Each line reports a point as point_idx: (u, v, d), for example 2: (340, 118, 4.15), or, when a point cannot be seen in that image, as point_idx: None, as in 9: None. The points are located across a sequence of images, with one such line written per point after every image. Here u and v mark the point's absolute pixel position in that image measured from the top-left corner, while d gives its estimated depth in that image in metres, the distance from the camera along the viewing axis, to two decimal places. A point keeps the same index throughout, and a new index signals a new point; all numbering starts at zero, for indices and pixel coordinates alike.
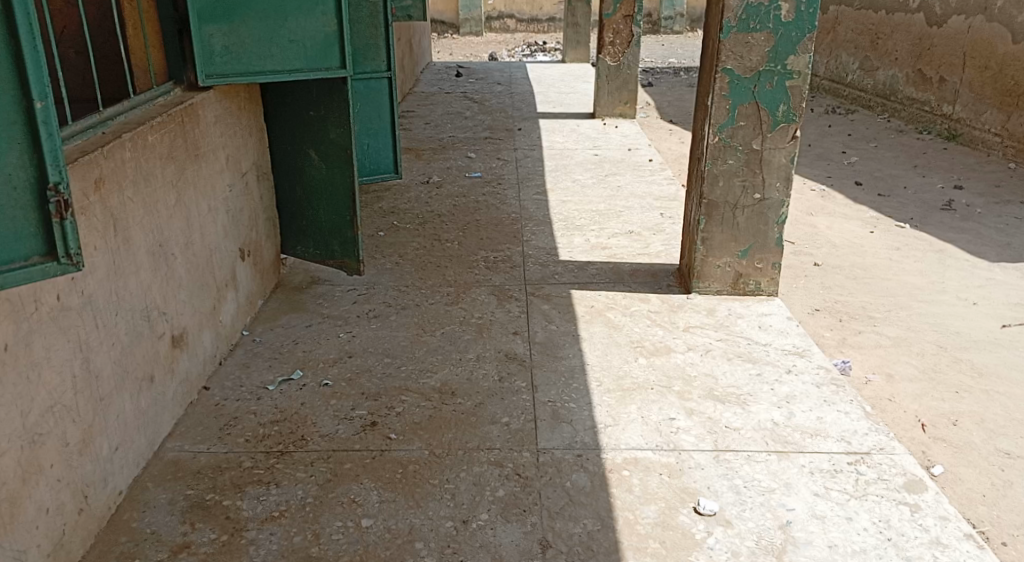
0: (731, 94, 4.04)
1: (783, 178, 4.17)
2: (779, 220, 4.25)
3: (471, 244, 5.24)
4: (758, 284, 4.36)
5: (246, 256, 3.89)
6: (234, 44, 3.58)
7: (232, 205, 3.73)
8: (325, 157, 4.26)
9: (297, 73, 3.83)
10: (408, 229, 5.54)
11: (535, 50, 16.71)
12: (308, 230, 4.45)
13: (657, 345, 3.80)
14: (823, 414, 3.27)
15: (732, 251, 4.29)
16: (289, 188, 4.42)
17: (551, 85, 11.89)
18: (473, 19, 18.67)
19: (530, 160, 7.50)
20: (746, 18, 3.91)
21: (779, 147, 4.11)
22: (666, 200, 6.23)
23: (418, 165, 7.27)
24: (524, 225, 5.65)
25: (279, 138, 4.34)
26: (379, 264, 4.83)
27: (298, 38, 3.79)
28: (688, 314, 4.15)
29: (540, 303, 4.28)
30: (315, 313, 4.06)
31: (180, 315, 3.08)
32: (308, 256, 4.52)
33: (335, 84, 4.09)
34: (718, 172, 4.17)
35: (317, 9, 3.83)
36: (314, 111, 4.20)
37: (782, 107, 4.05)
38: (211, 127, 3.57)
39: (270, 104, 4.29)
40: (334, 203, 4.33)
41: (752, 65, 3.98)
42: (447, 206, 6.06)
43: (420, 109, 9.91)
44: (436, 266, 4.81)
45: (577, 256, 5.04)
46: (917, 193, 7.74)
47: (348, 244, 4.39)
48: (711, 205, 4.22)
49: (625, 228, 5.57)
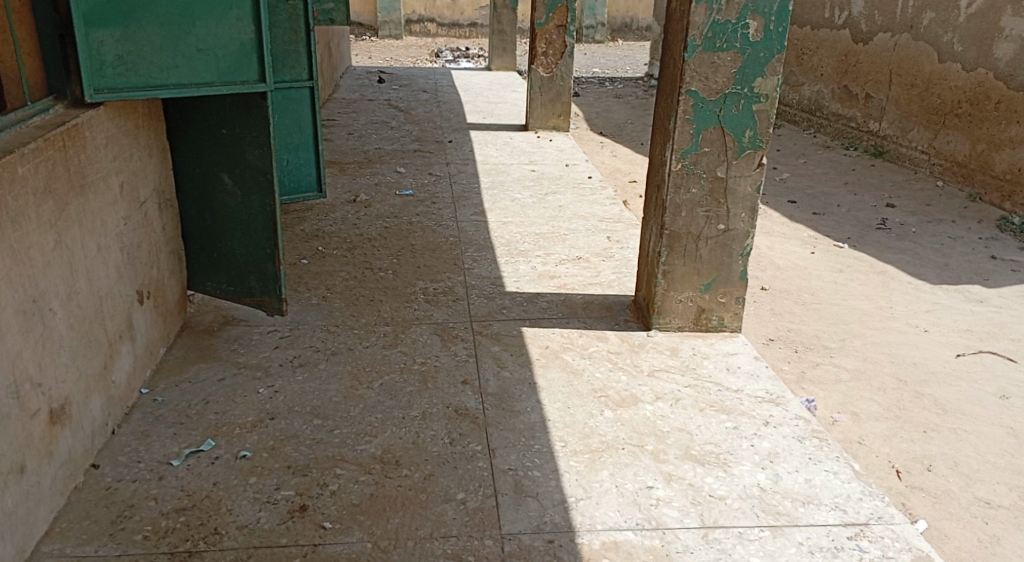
0: (695, 118, 3.69)
1: (749, 208, 3.84)
2: (744, 252, 3.91)
3: (406, 274, 4.80)
4: (721, 319, 4.01)
5: (146, 297, 3.48)
6: (130, 53, 3.11)
7: (129, 240, 3.32)
8: (240, 183, 3.76)
9: (206, 87, 3.36)
10: (335, 256, 5.06)
11: (457, 56, 16.28)
12: (223, 264, 3.94)
13: (623, 395, 3.39)
14: (811, 475, 2.93)
15: (694, 284, 3.93)
16: (199, 216, 3.90)
17: (478, 94, 11.51)
18: (390, 23, 18.15)
19: (463, 176, 7.08)
20: (712, 36, 3.57)
21: (745, 176, 3.78)
22: (610, 221, 5.91)
23: (342, 181, 6.76)
24: (463, 250, 5.23)
25: (188, 159, 3.82)
26: (304, 300, 4.35)
27: (207, 46, 3.32)
28: (650, 355, 3.77)
29: (489, 345, 3.88)
30: (230, 363, 3.64)
31: (59, 384, 2.69)
32: (220, 292, 4.01)
33: (252, 100, 3.60)
34: (681, 201, 3.81)
35: (230, 14, 3.36)
36: (228, 130, 3.69)
37: (747, 132, 3.73)
38: (102, 153, 3.14)
39: (179, 121, 3.78)
40: (252, 235, 3.83)
41: (717, 87, 3.65)
42: (377, 229, 5.60)
43: (343, 117, 9.38)
44: (370, 301, 4.37)
45: (524, 286, 4.66)
46: (851, 211, 7.56)
47: (268, 280, 3.91)
48: (672, 237, 3.86)
49: (571, 254, 5.21)
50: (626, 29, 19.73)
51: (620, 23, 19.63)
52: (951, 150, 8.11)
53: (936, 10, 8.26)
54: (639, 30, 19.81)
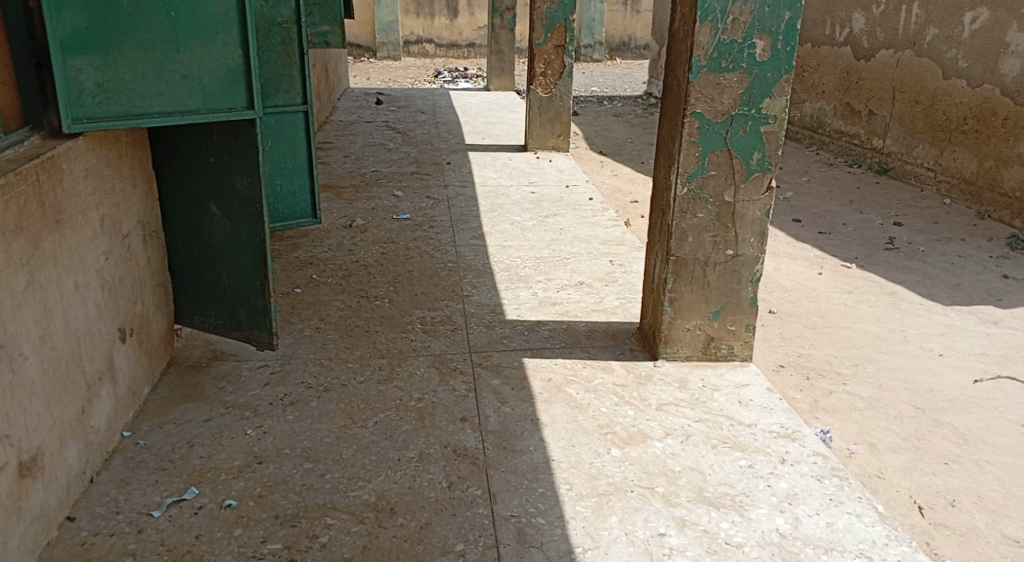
0: (701, 140, 3.54)
1: (758, 232, 3.68)
2: (754, 278, 3.75)
3: (403, 302, 4.65)
4: (730, 348, 3.84)
5: (130, 334, 3.32)
6: (111, 81, 2.98)
7: (110, 275, 3.16)
8: (228, 213, 3.61)
9: (192, 114, 3.22)
10: (330, 284, 4.91)
11: (455, 77, 16.22)
12: (210, 298, 3.78)
13: (630, 432, 3.22)
14: (832, 518, 2.75)
15: (702, 312, 3.77)
16: (186, 247, 3.75)
17: (476, 114, 11.39)
18: (388, 44, 18.11)
19: (461, 198, 6.94)
20: (718, 57, 3.42)
21: (753, 200, 3.63)
22: (613, 244, 5.76)
23: (338, 205, 6.62)
24: (461, 276, 5.08)
25: (174, 189, 3.67)
26: (296, 332, 4.19)
27: (192, 73, 3.18)
28: (658, 387, 3.60)
29: (489, 378, 3.72)
30: (217, 402, 3.47)
31: (30, 433, 2.54)
32: (208, 326, 3.85)
33: (240, 127, 3.45)
34: (687, 226, 3.65)
35: (216, 39, 3.22)
36: (215, 159, 3.54)
37: (755, 155, 3.57)
38: (81, 185, 2.99)
39: (164, 149, 3.63)
40: (240, 267, 3.67)
41: (723, 108, 3.50)
42: (373, 255, 5.44)
43: (339, 139, 9.27)
44: (365, 332, 4.20)
45: (525, 314, 4.50)
46: (858, 230, 7.42)
47: (258, 313, 3.73)
48: (679, 263, 3.70)
49: (573, 279, 5.06)
50: (624, 48, 19.70)
51: (618, 42, 19.60)
52: (957, 167, 7.97)
53: (940, 26, 8.15)
54: (637, 49, 19.78)
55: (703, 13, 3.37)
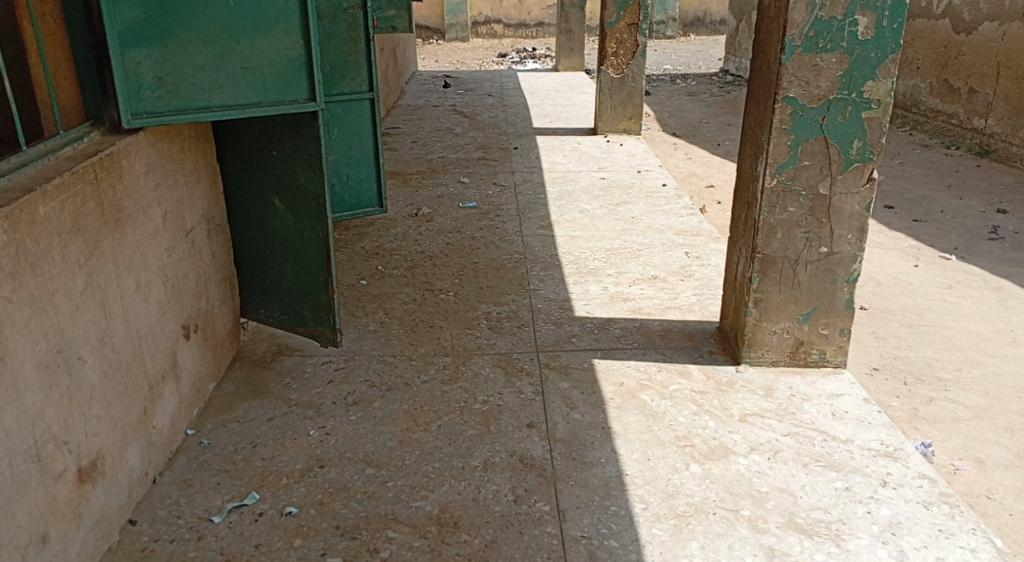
0: (794, 128, 3.28)
1: (857, 228, 3.40)
2: (850, 278, 3.48)
3: (469, 295, 4.47)
4: (822, 353, 3.60)
5: (194, 331, 3.21)
6: (170, 74, 2.85)
7: (172, 272, 3.05)
8: (291, 207, 3.48)
9: (252, 107, 3.08)
10: (395, 275, 4.77)
11: (524, 57, 15.96)
12: (274, 292, 3.67)
13: (711, 445, 3.02)
14: (942, 553, 2.54)
15: (791, 314, 3.53)
16: (250, 242, 3.64)
17: (545, 96, 11.14)
18: (457, 25, 17.94)
19: (530, 185, 6.73)
20: (814, 36, 3.14)
21: (851, 192, 3.34)
22: (689, 235, 5.48)
23: (404, 193, 6.48)
24: (529, 268, 4.89)
25: (236, 181, 3.57)
26: (360, 326, 4.04)
27: (253, 64, 3.04)
28: (741, 395, 3.38)
29: (557, 381, 3.51)
30: (280, 399, 3.32)
31: (90, 437, 2.44)
32: (273, 321, 3.73)
33: (302, 118, 3.31)
34: (776, 222, 3.41)
35: (276, 27, 3.07)
36: (276, 151, 3.42)
37: (856, 143, 3.28)
38: (142, 178, 2.88)
39: (226, 141, 3.52)
40: (303, 262, 3.54)
41: (819, 92, 3.22)
42: (439, 245, 5.29)
43: (406, 124, 9.14)
44: (429, 328, 4.04)
45: (595, 311, 4.27)
46: (956, 218, 6.95)
47: (321, 309, 3.58)
48: (766, 262, 3.47)
49: (645, 273, 4.80)
50: (698, 24, 19.11)
51: (693, 18, 19.02)
52: None
53: None
54: (712, 25, 19.16)
55: None
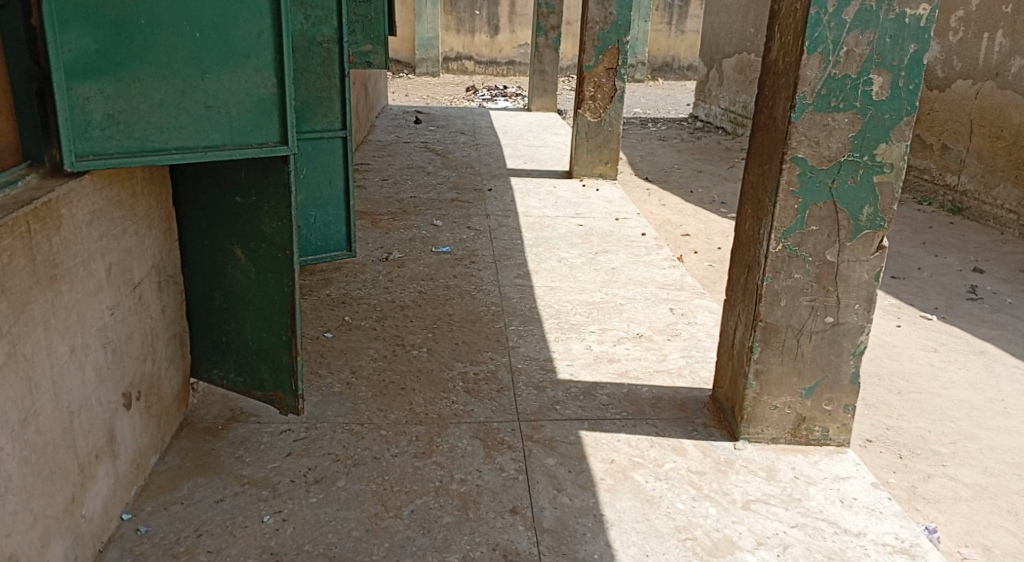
0: (802, 191, 3.04)
1: (865, 298, 3.15)
2: (857, 351, 3.21)
3: (443, 352, 4.17)
4: (825, 431, 3.31)
5: (136, 399, 2.92)
6: (123, 112, 2.53)
7: (114, 334, 2.76)
8: (253, 257, 3.15)
9: (216, 150, 2.77)
10: (362, 327, 4.45)
11: (494, 94, 15.82)
12: (228, 350, 3.36)
13: (714, 539, 2.76)
14: None
15: (793, 388, 3.25)
16: (205, 295, 3.33)
17: (518, 135, 10.94)
18: (428, 60, 17.77)
19: (505, 230, 6.46)
20: (827, 94, 2.93)
21: (859, 260, 3.10)
22: (672, 289, 5.24)
23: (374, 234, 6.17)
24: (507, 323, 4.60)
25: (193, 227, 3.26)
26: (324, 388, 3.73)
27: (219, 102, 2.74)
28: (742, 477, 3.10)
29: (542, 456, 3.22)
30: (232, 477, 3.04)
31: (2, 538, 2.09)
32: (227, 382, 3.41)
33: (270, 162, 3.00)
34: (780, 288, 3.14)
35: (246, 64, 2.78)
36: (238, 196, 3.10)
37: (866, 210, 3.05)
38: (84, 231, 2.58)
39: (184, 183, 3.21)
40: (264, 320, 3.22)
41: (830, 154, 2.99)
42: (411, 293, 4.98)
43: (376, 160, 8.85)
44: (400, 390, 3.73)
45: (580, 373, 3.99)
46: (934, 276, 6.81)
47: (281, 372, 3.27)
48: (768, 330, 3.19)
49: (630, 330, 4.54)
50: (667, 68, 19.19)
51: (662, 62, 19.11)
52: None
53: None
54: (681, 70, 19.26)
55: (812, 43, 2.88)
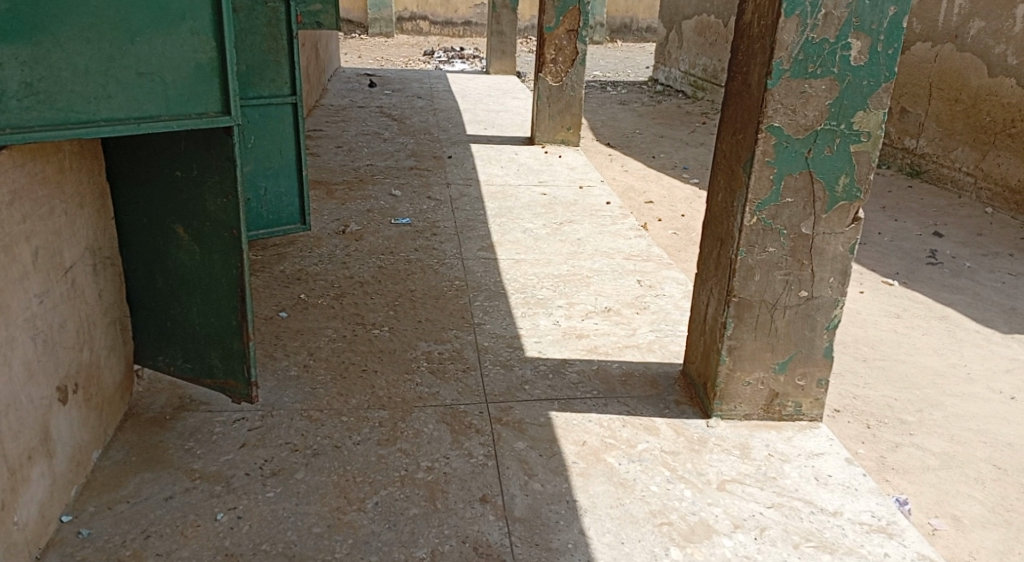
0: (778, 161, 2.93)
1: (839, 271, 3.06)
2: (831, 325, 3.14)
3: (406, 331, 4.03)
4: (798, 406, 3.25)
5: (73, 392, 2.75)
6: (43, 80, 2.36)
7: (44, 324, 2.60)
8: (198, 237, 2.97)
9: (150, 121, 2.59)
10: (320, 305, 4.28)
11: (452, 56, 15.50)
12: (174, 335, 3.17)
13: (691, 523, 2.69)
14: None
15: (767, 363, 3.18)
16: (147, 276, 3.14)
17: (477, 100, 10.72)
18: (382, 20, 17.34)
19: (467, 199, 6.30)
20: (805, 59, 2.81)
21: (836, 232, 3.01)
22: (638, 260, 5.15)
23: (330, 206, 5.96)
24: (471, 298, 4.47)
25: (133, 205, 3.06)
26: (280, 372, 3.57)
27: (151, 69, 2.56)
28: (716, 456, 3.03)
29: (512, 440, 3.11)
30: (182, 471, 2.90)
31: None
32: (175, 370, 3.24)
33: (213, 135, 2.81)
34: (755, 262, 3.05)
35: (181, 26, 2.60)
36: (181, 172, 2.91)
37: (842, 180, 2.95)
38: (5, 215, 2.41)
39: (120, 157, 3.01)
40: (212, 304, 3.05)
41: (807, 122, 2.89)
42: (370, 269, 4.82)
43: (331, 127, 8.59)
44: (361, 373, 3.59)
45: (548, 350, 3.88)
46: (895, 240, 6.80)
47: (232, 358, 3.10)
48: (741, 306, 3.10)
49: (598, 304, 4.43)
50: (625, 30, 18.99)
51: (620, 23, 18.90)
52: (1002, 173, 7.38)
53: (986, 19, 7.50)
54: (639, 31, 19.08)
55: (790, 5, 2.75)
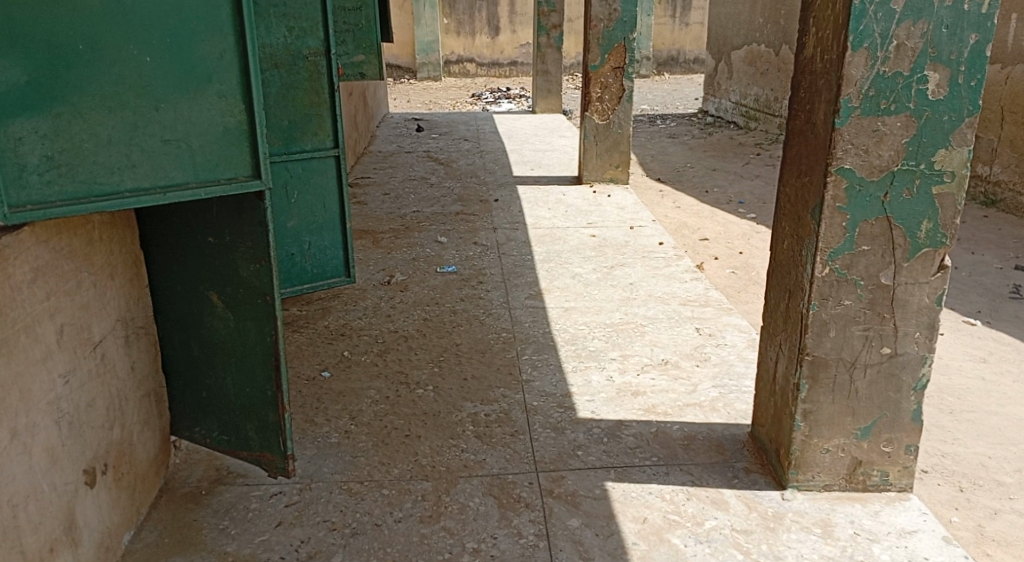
0: (850, 206, 2.63)
1: (925, 325, 2.75)
2: (917, 386, 2.83)
3: (451, 390, 3.79)
4: (884, 476, 2.94)
5: (101, 474, 2.57)
6: (64, 153, 2.21)
7: (69, 406, 2.43)
8: (230, 304, 2.79)
9: (178, 189, 2.42)
10: (362, 363, 4.07)
11: (498, 97, 15.46)
12: (210, 406, 2.98)
13: None
14: None
15: (847, 429, 2.88)
16: (181, 345, 2.95)
17: (524, 140, 10.57)
18: (429, 64, 17.43)
19: (514, 244, 6.09)
20: (875, 96, 2.52)
21: (918, 283, 2.70)
22: (696, 306, 4.86)
23: (375, 255, 5.80)
24: (519, 352, 4.23)
25: (167, 271, 2.89)
26: (319, 440, 3.33)
27: (177, 135, 2.40)
28: (795, 536, 2.74)
29: (565, 517, 2.85)
30: (215, 555, 2.69)
31: None
32: (211, 442, 3.04)
33: (243, 200, 2.64)
34: (829, 316, 2.75)
35: (207, 89, 2.44)
36: (212, 237, 2.75)
37: (924, 225, 2.64)
38: (27, 292, 2.26)
39: (152, 223, 2.86)
40: (247, 374, 2.85)
41: (879, 163, 2.59)
42: (414, 321, 4.61)
43: (377, 173, 8.50)
44: (403, 439, 3.34)
45: (602, 410, 3.60)
46: (973, 275, 6.38)
47: (267, 430, 2.89)
48: (816, 365, 2.80)
49: (655, 356, 4.15)
50: (673, 62, 18.79)
51: (667, 55, 18.71)
52: None
53: None
54: (686, 63, 18.86)
55: (856, 39, 2.47)
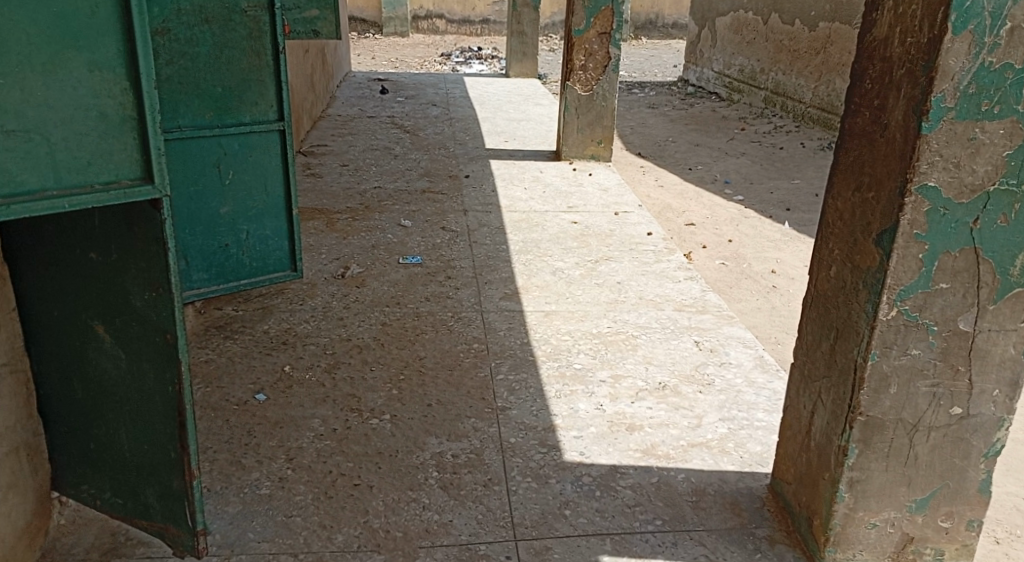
0: (933, 235, 2.07)
1: (1007, 382, 2.22)
2: (989, 453, 2.30)
3: (411, 420, 3.20)
4: (938, 555, 2.44)
5: None
6: None
7: None
8: (122, 341, 2.16)
9: (29, 199, 1.80)
10: (306, 382, 3.44)
11: (469, 57, 14.67)
12: (101, 462, 2.36)
13: None
14: None
15: (900, 501, 2.36)
16: (63, 385, 2.32)
17: (497, 107, 9.88)
18: (396, 18, 16.52)
19: (486, 231, 5.47)
20: (975, 93, 1.94)
21: (1002, 332, 2.17)
22: (693, 312, 4.29)
23: (329, 240, 5.15)
24: (492, 369, 3.64)
25: (41, 293, 2.23)
26: (248, 491, 2.72)
27: (27, 124, 1.77)
28: None
29: None
30: None
31: None
32: (104, 505, 2.44)
33: (133, 211, 2.00)
34: (890, 369, 2.21)
35: (72, 60, 1.80)
36: (97, 256, 2.10)
37: (1019, 260, 2.10)
38: None
39: (20, 231, 2.19)
40: (144, 429, 2.24)
41: (972, 181, 2.03)
42: (371, 327, 3.99)
43: (337, 141, 7.78)
44: (352, 491, 2.75)
45: (592, 451, 3.03)
46: None
47: (171, 498, 2.29)
48: (869, 428, 2.28)
49: (650, 379, 3.58)
50: (650, 26, 18.10)
51: (645, 20, 18.02)
52: None
53: None
54: (664, 28, 18.18)
55: (960, 19, 1.88)
